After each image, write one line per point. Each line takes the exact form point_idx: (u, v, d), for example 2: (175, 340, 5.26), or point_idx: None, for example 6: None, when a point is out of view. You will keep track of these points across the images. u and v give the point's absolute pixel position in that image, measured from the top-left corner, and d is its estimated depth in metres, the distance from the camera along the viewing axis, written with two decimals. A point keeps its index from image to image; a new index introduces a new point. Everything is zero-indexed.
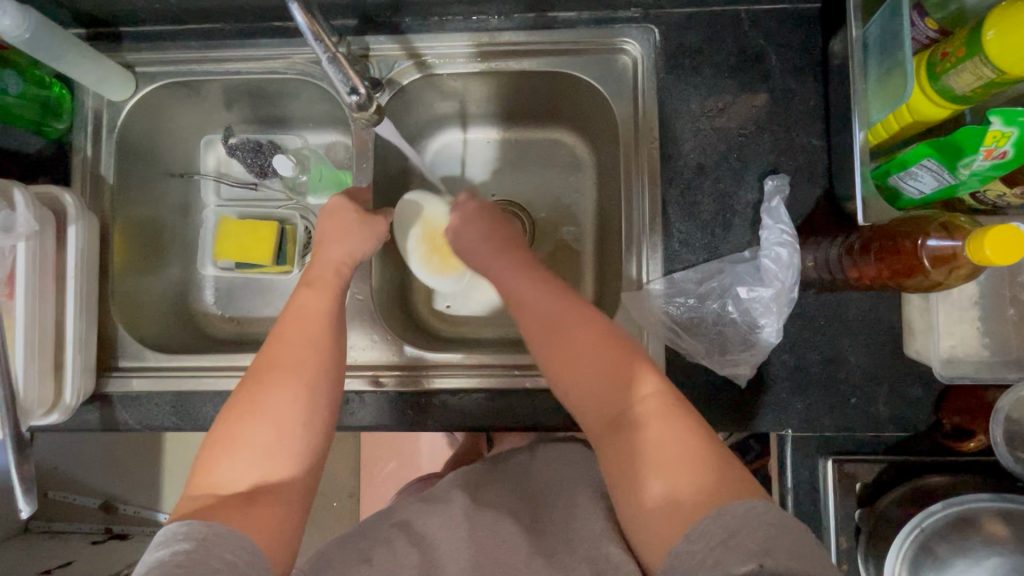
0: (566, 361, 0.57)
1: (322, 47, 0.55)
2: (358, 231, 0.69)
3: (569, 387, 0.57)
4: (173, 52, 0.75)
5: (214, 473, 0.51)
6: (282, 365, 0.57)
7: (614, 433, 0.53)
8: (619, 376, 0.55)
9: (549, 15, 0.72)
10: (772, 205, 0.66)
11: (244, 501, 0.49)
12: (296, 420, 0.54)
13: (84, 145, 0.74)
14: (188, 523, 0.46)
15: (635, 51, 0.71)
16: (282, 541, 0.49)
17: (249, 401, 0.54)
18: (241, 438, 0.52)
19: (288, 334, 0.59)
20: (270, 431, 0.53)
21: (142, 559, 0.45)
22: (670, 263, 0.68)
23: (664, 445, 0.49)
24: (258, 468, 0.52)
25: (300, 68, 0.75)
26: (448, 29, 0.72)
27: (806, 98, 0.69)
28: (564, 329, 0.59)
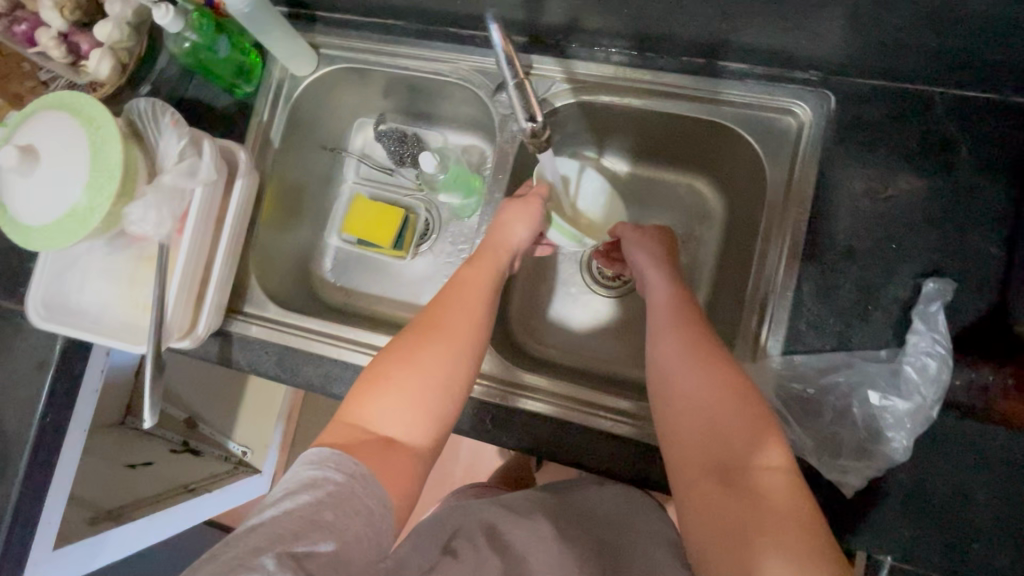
0: (691, 403, 0.55)
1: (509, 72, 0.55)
2: (524, 215, 0.72)
3: (681, 432, 0.55)
4: (356, 41, 0.81)
5: (365, 409, 0.55)
6: (441, 326, 0.60)
7: (727, 494, 0.49)
8: (742, 435, 0.52)
9: (719, 64, 0.70)
10: (929, 309, 0.59)
11: (383, 448, 0.53)
12: (443, 385, 0.57)
13: (262, 109, 0.82)
14: (341, 454, 0.50)
15: (803, 115, 0.67)
16: (409, 498, 0.53)
17: (408, 352, 0.58)
18: (390, 383, 0.56)
19: (449, 299, 0.63)
20: (417, 386, 0.57)
21: (293, 472, 0.49)
22: (792, 343, 0.63)
23: (785, 521, 0.46)
24: (404, 417, 0.56)
25: (461, 74, 0.79)
26: (612, 61, 0.73)
27: (992, 202, 0.62)
28: (697, 371, 0.56)
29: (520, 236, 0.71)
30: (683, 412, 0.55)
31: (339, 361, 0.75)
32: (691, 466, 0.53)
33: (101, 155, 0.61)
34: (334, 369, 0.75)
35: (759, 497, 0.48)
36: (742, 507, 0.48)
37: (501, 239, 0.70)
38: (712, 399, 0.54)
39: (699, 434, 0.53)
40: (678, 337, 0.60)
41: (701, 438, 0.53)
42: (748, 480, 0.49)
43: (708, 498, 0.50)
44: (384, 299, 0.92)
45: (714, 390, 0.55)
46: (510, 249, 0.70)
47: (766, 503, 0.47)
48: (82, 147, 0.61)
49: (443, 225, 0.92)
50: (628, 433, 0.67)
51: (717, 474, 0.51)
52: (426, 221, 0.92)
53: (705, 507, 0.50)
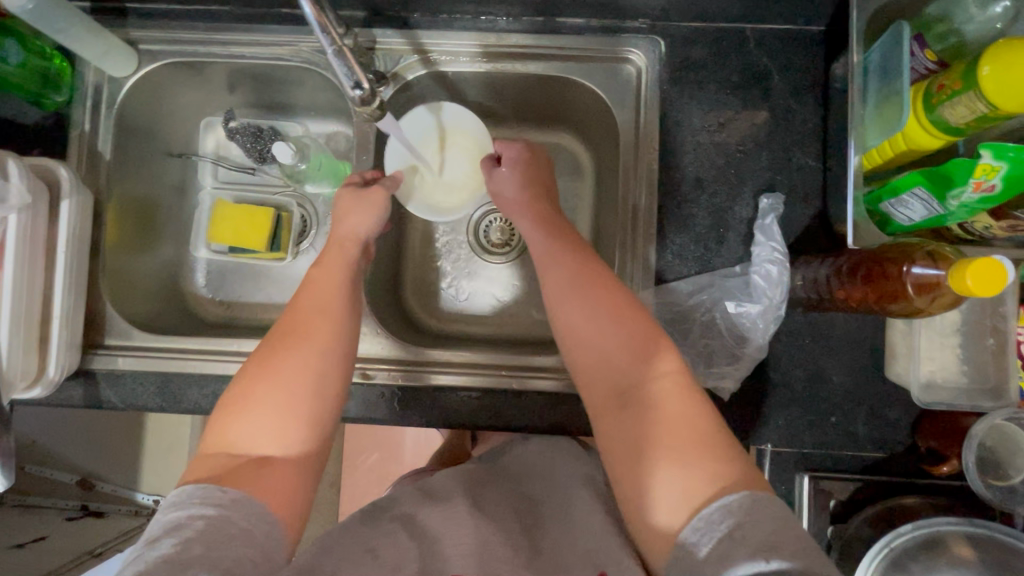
0: (584, 342, 0.59)
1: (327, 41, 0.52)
2: (360, 205, 0.69)
3: (585, 372, 0.58)
4: (180, 32, 0.74)
5: (229, 432, 0.54)
6: (299, 332, 0.59)
7: (630, 412, 0.54)
8: (625, 346, 0.56)
9: (559, 20, 0.73)
10: (766, 222, 0.67)
11: (257, 466, 0.52)
12: (313, 388, 0.57)
13: (82, 119, 0.73)
14: (205, 487, 0.49)
15: (640, 61, 0.72)
16: (294, 509, 0.52)
17: (271, 365, 0.57)
18: (254, 401, 0.55)
19: (303, 302, 0.62)
20: (284, 396, 0.55)
21: (158, 518, 0.48)
22: (662, 274, 0.69)
23: (681, 427, 0.50)
24: (272, 430, 0.54)
25: (305, 56, 0.75)
26: (455, 27, 0.73)
27: (804, 119, 0.70)
28: (581, 301, 0.60)
29: (359, 227, 0.69)
30: (577, 355, 0.59)
31: (227, 378, 0.70)
32: (597, 395, 0.57)
33: None
34: (223, 387, 0.70)
35: (652, 405, 0.53)
36: (642, 422, 0.52)
37: (343, 232, 0.69)
38: (597, 329, 0.58)
39: (597, 371, 0.57)
40: (559, 281, 0.62)
41: (600, 377, 0.57)
42: (643, 394, 0.54)
43: (614, 418, 0.55)
44: (271, 305, 0.87)
45: (597, 326, 0.58)
46: (357, 240, 0.69)
47: (657, 404, 0.52)
48: None
49: (321, 219, 0.88)
50: (533, 385, 0.70)
51: (618, 396, 0.55)
52: (301, 217, 0.88)
53: (613, 429, 0.54)
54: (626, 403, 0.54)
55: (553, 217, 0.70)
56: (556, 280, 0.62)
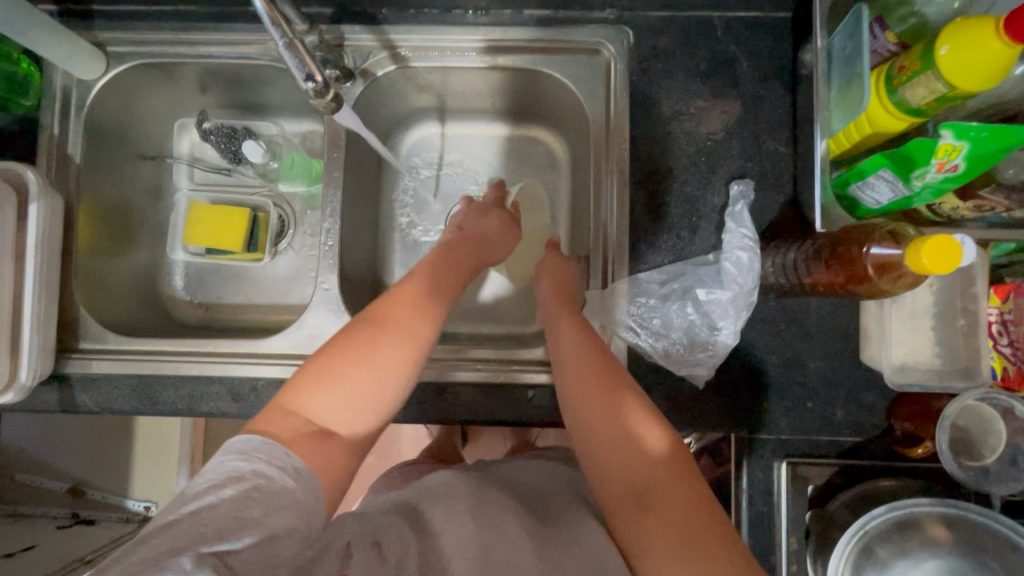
0: (604, 431, 0.57)
1: (281, 35, 0.51)
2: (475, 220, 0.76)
3: (604, 466, 0.56)
4: (147, 33, 0.74)
5: (310, 398, 0.53)
6: (404, 326, 0.60)
7: (649, 519, 0.51)
8: (649, 457, 0.54)
9: (527, 13, 0.72)
10: (737, 209, 0.67)
11: (323, 440, 0.51)
12: (395, 383, 0.56)
13: (51, 123, 0.73)
14: (273, 445, 0.49)
15: (608, 52, 0.72)
16: (341, 488, 0.51)
17: (366, 344, 0.57)
18: (346, 379, 0.55)
19: (408, 298, 0.62)
20: (366, 380, 0.55)
21: (218, 461, 0.48)
22: (636, 263, 0.69)
23: (697, 528, 0.48)
24: (346, 414, 0.54)
25: (274, 55, 0.75)
26: (423, 21, 0.72)
27: (774, 106, 0.70)
28: (603, 398, 0.58)
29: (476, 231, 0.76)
30: (595, 446, 0.57)
31: (204, 379, 0.70)
32: (614, 499, 0.54)
33: None
34: (199, 388, 0.70)
35: (666, 505, 0.50)
36: (659, 530, 0.50)
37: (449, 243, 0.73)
38: (620, 422, 0.56)
39: (616, 465, 0.55)
40: (588, 367, 0.61)
41: (619, 471, 0.54)
42: (659, 493, 0.52)
43: (631, 524, 0.52)
44: (250, 306, 0.87)
45: (621, 420, 0.56)
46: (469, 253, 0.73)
47: (676, 511, 0.50)
48: None
49: (298, 218, 0.88)
50: (516, 377, 0.70)
51: (637, 499, 0.52)
52: (279, 217, 0.87)
53: (634, 538, 0.51)
54: (642, 502, 0.52)
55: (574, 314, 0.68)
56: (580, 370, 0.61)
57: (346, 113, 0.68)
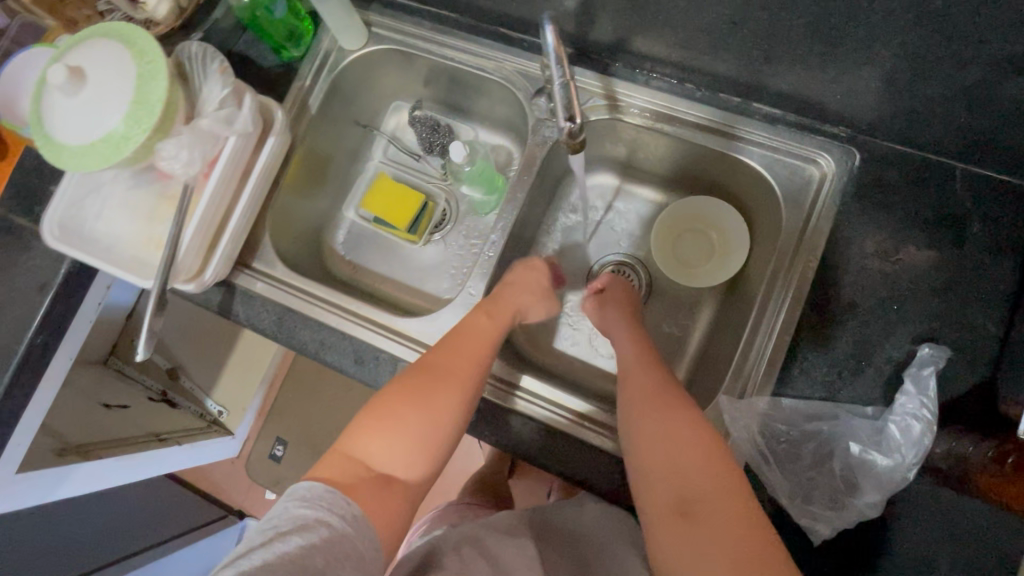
0: (650, 440, 0.59)
1: (560, 73, 0.57)
2: (534, 293, 0.78)
3: (650, 464, 0.59)
4: (407, 24, 0.82)
5: (365, 448, 0.60)
6: (450, 376, 0.64)
7: (698, 531, 0.53)
8: (702, 470, 0.56)
9: (753, 106, 0.72)
10: (921, 372, 0.60)
11: (380, 485, 0.58)
12: (445, 431, 0.63)
13: (305, 75, 0.82)
14: (334, 493, 0.53)
15: (825, 166, 0.69)
16: (398, 534, 0.57)
17: (415, 395, 0.63)
18: (396, 430, 0.61)
19: (460, 348, 0.67)
20: (418, 429, 0.62)
21: (286, 507, 0.51)
22: (783, 386, 0.64)
23: (745, 541, 0.51)
24: (401, 461, 0.60)
25: (506, 75, 0.80)
26: (652, 85, 0.74)
27: (994, 281, 0.63)
28: (660, 406, 0.62)
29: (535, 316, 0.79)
30: (642, 451, 0.59)
31: (337, 331, 0.76)
32: (655, 497, 0.57)
33: (143, 88, 0.61)
34: (331, 338, 0.75)
35: (709, 516, 0.53)
36: (709, 541, 0.52)
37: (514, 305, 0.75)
38: (673, 434, 0.59)
39: (662, 473, 0.57)
40: (641, 378, 0.66)
41: (664, 478, 0.57)
42: (705, 509, 0.54)
43: (674, 533, 0.54)
44: (390, 280, 0.93)
45: (675, 434, 0.59)
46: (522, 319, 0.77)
47: (718, 525, 0.52)
48: (129, 75, 0.61)
49: (460, 217, 0.94)
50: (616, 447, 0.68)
51: (681, 508, 0.55)
52: (442, 211, 0.94)
53: (675, 543, 0.54)
54: (689, 513, 0.54)
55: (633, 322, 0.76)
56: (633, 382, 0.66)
57: (579, 155, 0.69)
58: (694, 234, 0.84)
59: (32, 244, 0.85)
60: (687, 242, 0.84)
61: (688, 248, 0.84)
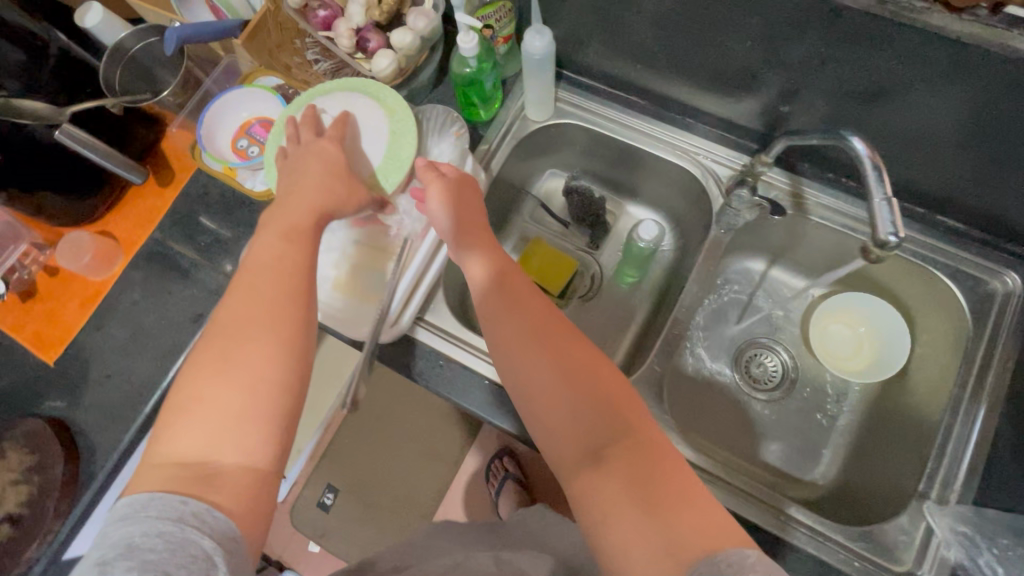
0: (530, 386, 0.56)
1: (882, 190, 0.56)
2: (332, 169, 0.64)
3: (551, 421, 0.54)
4: (593, 106, 0.87)
5: (174, 443, 0.47)
6: (260, 313, 0.53)
7: (606, 476, 0.49)
8: (569, 398, 0.54)
9: (937, 219, 0.76)
10: None
11: (206, 481, 0.46)
12: (263, 372, 0.51)
13: (491, 139, 0.85)
14: (162, 497, 0.43)
15: (1010, 282, 0.72)
16: (258, 511, 0.47)
17: (219, 357, 0.51)
18: (198, 406, 0.49)
19: (250, 286, 0.54)
20: (227, 384, 0.50)
21: (106, 533, 0.42)
22: (981, 496, 0.65)
23: (676, 492, 0.48)
24: (221, 440, 0.48)
25: (688, 160, 0.83)
26: (836, 188, 0.78)
27: None
28: (524, 351, 0.57)
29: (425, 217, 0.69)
30: (541, 414, 0.55)
31: None
32: (571, 462, 0.52)
33: (395, 144, 0.69)
34: None
35: (622, 461, 0.49)
36: (648, 516, 0.46)
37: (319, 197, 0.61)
38: (534, 380, 0.56)
39: (574, 437, 0.52)
40: (517, 323, 0.59)
41: (575, 439, 0.52)
42: (617, 454, 0.50)
43: (584, 484, 0.50)
44: None
45: (540, 379, 0.55)
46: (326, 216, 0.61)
47: (630, 472, 0.49)
48: (383, 132, 0.70)
49: (604, 286, 0.95)
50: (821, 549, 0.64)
51: (593, 457, 0.50)
52: (590, 280, 0.96)
53: (595, 499, 0.48)
54: (603, 463, 0.50)
55: (481, 235, 0.67)
56: (504, 325, 0.59)
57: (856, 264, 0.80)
58: (852, 320, 0.86)
59: (191, 273, 0.83)
60: (841, 326, 0.86)
61: (844, 332, 0.86)
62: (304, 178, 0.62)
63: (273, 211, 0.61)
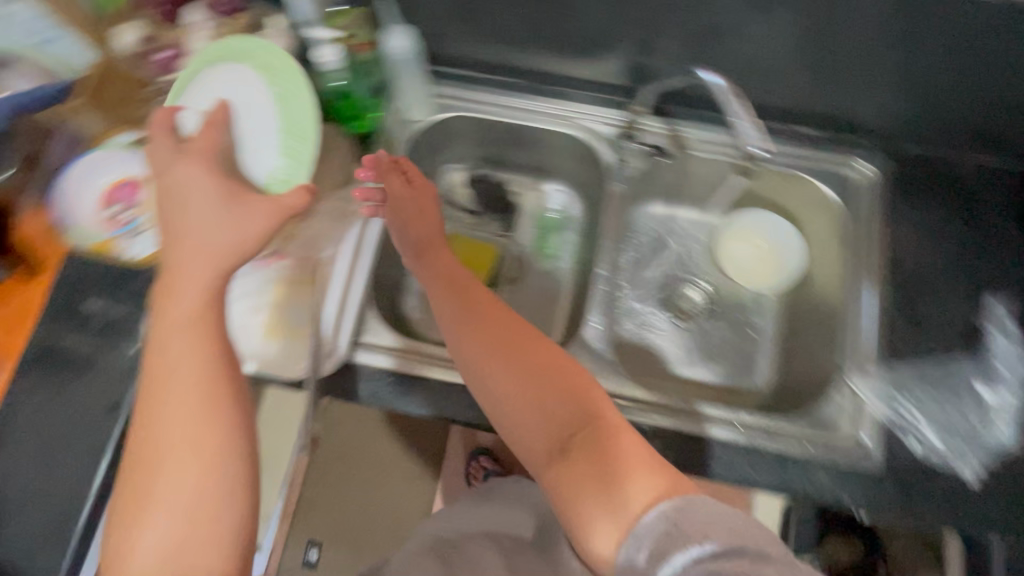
0: (495, 390, 0.58)
1: (740, 115, 0.74)
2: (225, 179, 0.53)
3: (514, 416, 0.56)
4: (470, 92, 0.87)
5: (128, 553, 0.45)
6: (188, 402, 0.48)
7: (574, 461, 0.52)
8: (535, 395, 0.56)
9: (795, 129, 0.85)
10: (998, 314, 0.75)
11: None
12: (206, 463, 0.47)
13: (379, 147, 0.82)
14: None
15: (861, 170, 0.83)
16: None
17: (156, 456, 0.47)
18: (145, 510, 0.46)
19: (170, 369, 0.49)
20: (169, 485, 0.46)
21: None
22: (890, 355, 0.74)
23: (637, 471, 0.51)
24: (176, 541, 0.45)
25: (573, 125, 0.87)
26: (703, 122, 0.86)
27: (1014, 241, 0.78)
28: (486, 356, 0.58)
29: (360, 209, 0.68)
30: (506, 411, 0.57)
31: None
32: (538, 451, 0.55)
33: (290, 116, 0.62)
34: None
35: (587, 449, 0.52)
36: (612, 497, 0.50)
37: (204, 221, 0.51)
38: (499, 380, 0.57)
39: (539, 430, 0.55)
40: (472, 330, 0.60)
41: (541, 431, 0.55)
42: (579, 441, 0.53)
43: (553, 469, 0.53)
44: None
45: (504, 380, 0.57)
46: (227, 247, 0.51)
47: (594, 457, 0.52)
48: (268, 99, 0.62)
49: (528, 264, 0.96)
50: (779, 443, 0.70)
51: (559, 447, 0.53)
52: (512, 261, 0.96)
53: (561, 482, 0.52)
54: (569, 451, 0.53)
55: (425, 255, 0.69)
56: (462, 333, 0.61)
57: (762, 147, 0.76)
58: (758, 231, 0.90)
59: None
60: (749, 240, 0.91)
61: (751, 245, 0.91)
62: (188, 218, 0.51)
63: (162, 284, 0.51)
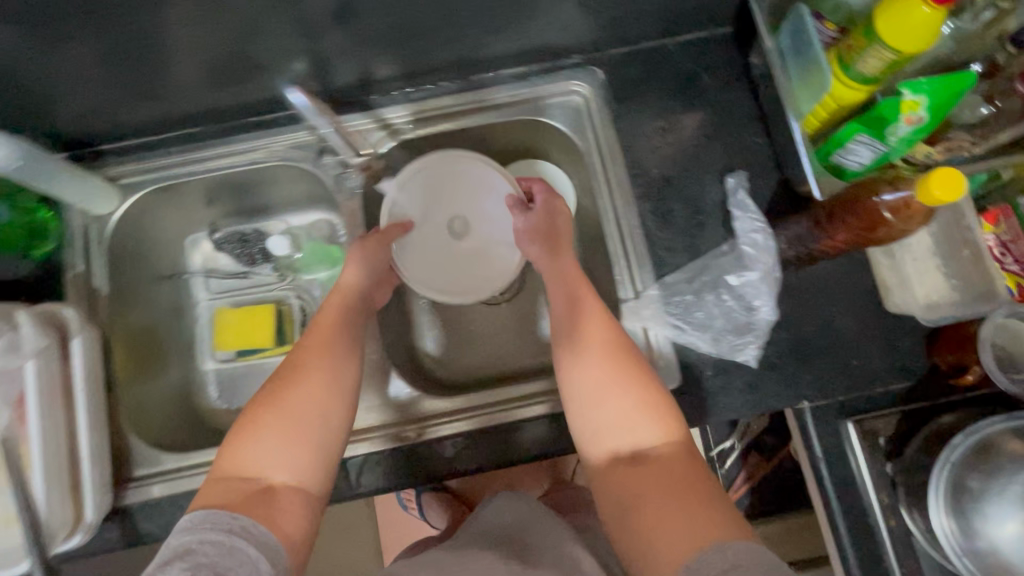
0: (585, 366, 0.61)
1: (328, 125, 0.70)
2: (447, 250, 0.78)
3: (602, 374, 0.60)
4: (155, 163, 0.78)
5: (247, 458, 0.55)
6: (325, 368, 0.61)
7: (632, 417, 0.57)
8: (616, 371, 0.59)
9: (503, 74, 0.80)
10: (738, 198, 0.73)
11: (265, 498, 0.53)
12: (310, 410, 0.58)
13: (75, 261, 0.75)
14: (216, 514, 0.50)
15: (582, 90, 0.79)
16: (300, 536, 0.53)
17: (268, 402, 0.58)
18: (261, 428, 0.56)
19: (313, 343, 0.64)
20: (291, 427, 0.57)
21: (168, 542, 0.49)
22: (659, 270, 0.74)
23: (666, 453, 0.55)
24: (284, 462, 0.55)
25: (281, 155, 0.79)
26: (412, 99, 0.79)
27: (741, 106, 0.77)
28: (592, 327, 0.63)
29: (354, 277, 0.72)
30: (585, 379, 0.60)
31: None
32: (607, 412, 0.59)
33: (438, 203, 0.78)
34: None
35: (643, 425, 0.57)
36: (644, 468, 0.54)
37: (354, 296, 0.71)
38: (608, 347, 0.61)
39: (634, 389, 0.58)
40: (575, 302, 0.66)
41: (619, 373, 0.60)
42: (663, 403, 0.58)
43: (613, 434, 0.57)
44: None
45: (609, 345, 0.61)
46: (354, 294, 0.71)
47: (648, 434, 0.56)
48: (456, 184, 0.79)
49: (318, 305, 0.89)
50: None
51: (644, 407, 0.57)
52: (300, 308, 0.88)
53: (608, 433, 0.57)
54: (645, 406, 0.57)
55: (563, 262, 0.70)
56: (568, 304, 0.66)
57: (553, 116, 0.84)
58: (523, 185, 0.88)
59: None
60: None
61: None
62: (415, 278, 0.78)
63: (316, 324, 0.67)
